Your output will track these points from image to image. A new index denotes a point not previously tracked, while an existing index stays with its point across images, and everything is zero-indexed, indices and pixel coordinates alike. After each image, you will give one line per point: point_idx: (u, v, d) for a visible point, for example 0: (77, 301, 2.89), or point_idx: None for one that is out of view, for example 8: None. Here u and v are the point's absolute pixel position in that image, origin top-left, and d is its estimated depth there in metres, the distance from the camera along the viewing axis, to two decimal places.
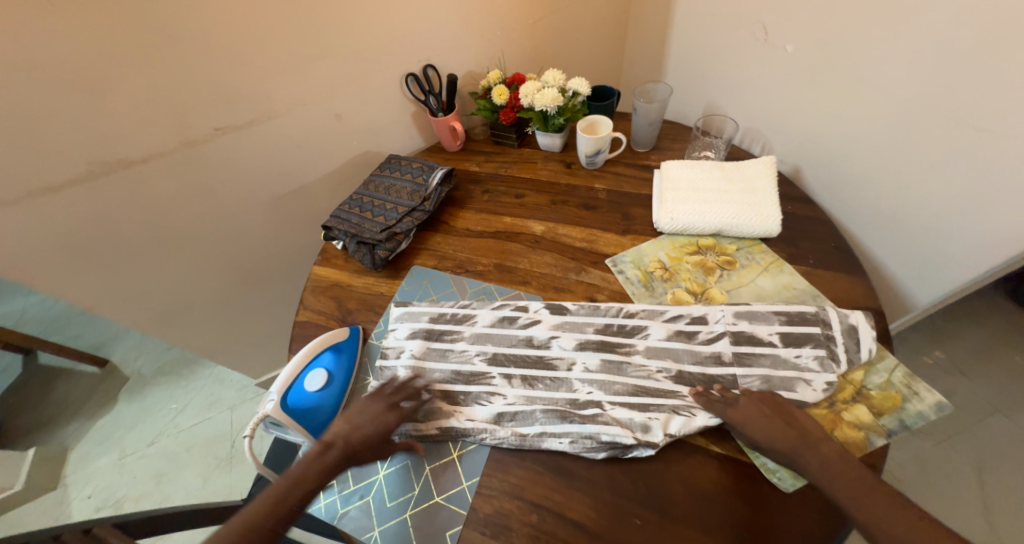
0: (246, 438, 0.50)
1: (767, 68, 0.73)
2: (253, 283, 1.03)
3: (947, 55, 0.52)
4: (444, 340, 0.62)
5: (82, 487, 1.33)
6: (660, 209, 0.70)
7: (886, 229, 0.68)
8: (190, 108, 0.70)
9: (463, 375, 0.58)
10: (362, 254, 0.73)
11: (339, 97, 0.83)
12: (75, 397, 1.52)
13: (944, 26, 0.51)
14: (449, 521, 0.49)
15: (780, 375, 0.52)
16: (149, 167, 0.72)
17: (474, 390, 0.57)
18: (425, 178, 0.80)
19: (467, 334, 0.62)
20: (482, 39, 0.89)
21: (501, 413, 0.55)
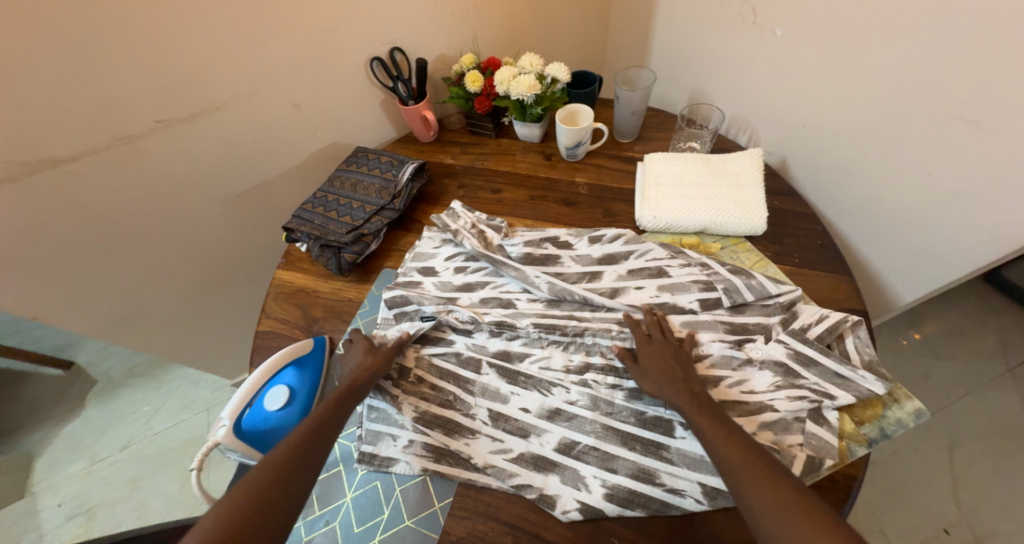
0: (194, 471, 0.46)
1: (755, 53, 0.69)
2: (216, 284, 0.97)
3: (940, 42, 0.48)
4: (438, 345, 0.59)
5: (51, 496, 1.28)
6: (643, 206, 0.67)
7: (872, 223, 0.65)
8: (122, 100, 0.63)
9: (449, 397, 0.54)
10: (327, 257, 0.68)
11: (296, 85, 0.76)
12: (39, 401, 1.46)
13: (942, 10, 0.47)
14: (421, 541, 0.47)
15: (769, 420, 0.46)
16: (82, 167, 0.65)
17: (462, 374, 0.56)
18: (395, 173, 0.75)
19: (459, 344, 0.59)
20: (453, 20, 0.83)
21: (483, 389, 0.55)
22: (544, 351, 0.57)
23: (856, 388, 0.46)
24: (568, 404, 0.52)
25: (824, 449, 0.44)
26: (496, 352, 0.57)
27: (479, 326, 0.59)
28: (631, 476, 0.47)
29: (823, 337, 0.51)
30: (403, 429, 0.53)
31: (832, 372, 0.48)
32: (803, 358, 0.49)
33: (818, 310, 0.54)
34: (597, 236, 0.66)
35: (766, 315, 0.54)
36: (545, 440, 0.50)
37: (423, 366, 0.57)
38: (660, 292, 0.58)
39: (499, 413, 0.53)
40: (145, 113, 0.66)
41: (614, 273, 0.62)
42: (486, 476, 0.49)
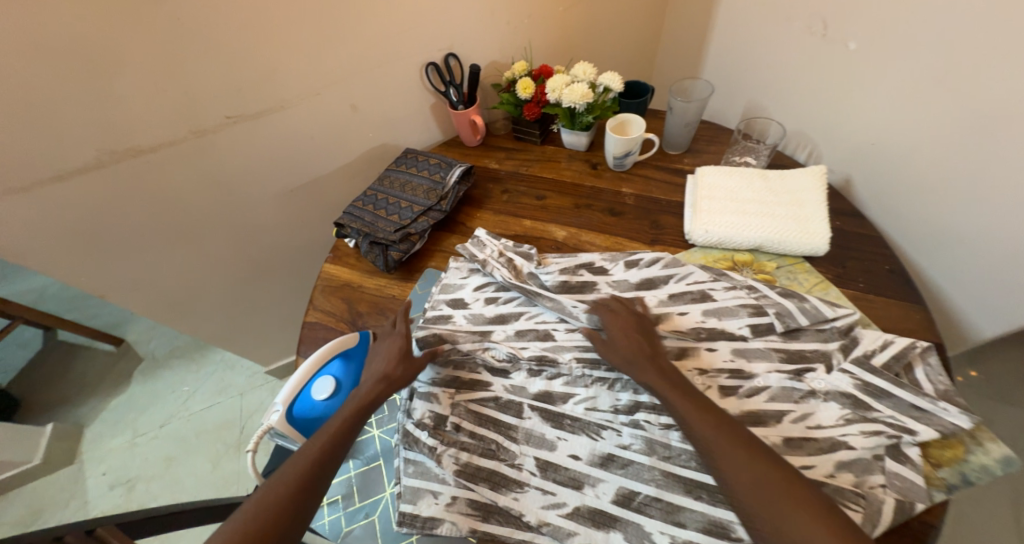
0: (250, 452, 0.48)
1: (824, 67, 0.67)
2: (265, 274, 1.01)
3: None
4: (473, 391, 0.56)
5: (98, 465, 1.35)
6: (694, 220, 0.65)
7: (948, 250, 0.62)
8: (200, 96, 0.67)
9: (490, 446, 0.52)
10: (375, 255, 0.70)
11: (356, 87, 0.79)
12: (91, 374, 1.55)
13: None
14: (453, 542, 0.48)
15: (850, 459, 0.44)
16: (158, 157, 0.70)
17: (503, 419, 0.54)
18: (443, 176, 0.76)
19: (496, 388, 0.57)
20: (509, 27, 0.84)
21: (527, 435, 0.53)
22: (588, 390, 0.55)
23: (939, 421, 0.44)
24: (621, 449, 0.50)
25: (912, 492, 0.41)
26: (537, 393, 0.55)
27: (516, 364, 0.58)
28: (702, 531, 0.43)
29: (890, 365, 0.49)
30: (444, 485, 0.50)
31: (908, 404, 0.45)
32: (874, 389, 0.47)
33: (880, 335, 0.51)
34: (633, 261, 0.64)
35: (823, 342, 0.52)
36: (601, 491, 0.48)
37: (459, 412, 0.55)
38: (707, 317, 0.56)
39: (546, 463, 0.50)
40: (219, 109, 0.70)
41: (654, 298, 0.60)
42: (540, 537, 0.46)
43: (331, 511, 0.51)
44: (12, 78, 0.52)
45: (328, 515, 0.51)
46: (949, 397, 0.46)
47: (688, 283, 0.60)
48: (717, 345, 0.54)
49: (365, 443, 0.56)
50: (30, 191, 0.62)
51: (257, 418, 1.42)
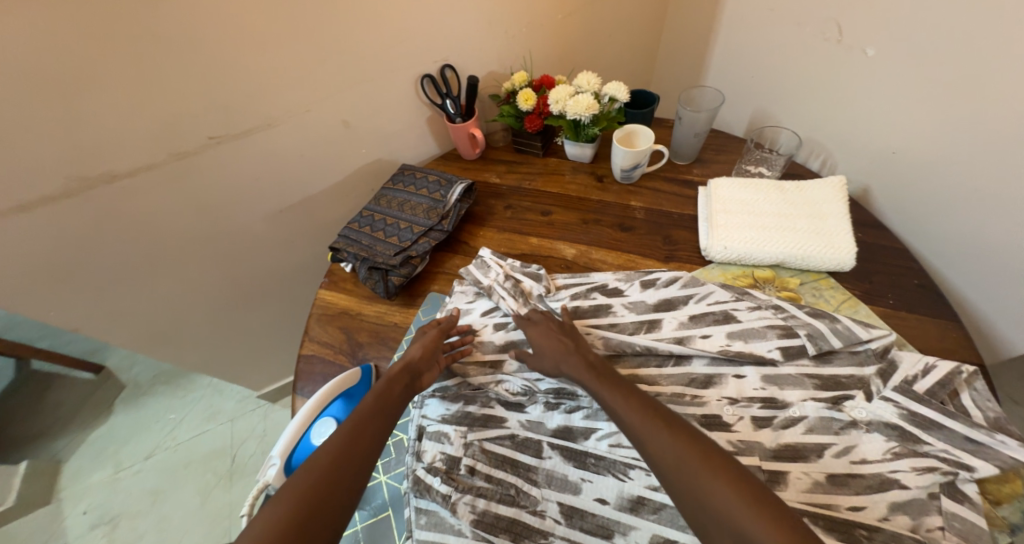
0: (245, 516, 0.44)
1: (839, 75, 0.65)
2: (254, 299, 0.96)
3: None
4: (488, 429, 0.52)
5: (77, 503, 1.27)
6: (710, 235, 0.63)
7: (974, 261, 0.61)
8: (180, 116, 0.62)
9: (509, 492, 0.48)
10: (375, 281, 0.65)
11: (349, 101, 0.75)
12: (68, 405, 1.46)
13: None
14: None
15: (902, 497, 0.41)
16: (135, 182, 0.64)
17: (522, 460, 0.50)
18: (443, 194, 0.72)
19: (513, 425, 0.53)
20: (507, 36, 0.80)
21: (547, 477, 0.49)
22: (611, 425, 0.51)
23: (996, 454, 0.41)
24: (651, 491, 0.47)
25: (973, 534, 0.38)
26: (556, 430, 0.52)
27: (533, 398, 0.54)
28: None
29: (934, 392, 0.46)
30: (460, 538, 0.45)
31: (960, 436, 0.43)
32: (923, 421, 0.44)
33: (921, 359, 0.49)
34: (650, 280, 0.61)
35: (859, 366, 0.49)
36: (633, 539, 0.44)
37: (473, 453, 0.50)
38: (732, 340, 0.53)
39: (571, 508, 0.47)
40: (201, 129, 0.65)
41: (674, 321, 0.56)
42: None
43: None
44: None
45: None
46: (1002, 427, 0.43)
47: (710, 303, 0.57)
48: (745, 371, 0.52)
49: (371, 492, 0.52)
50: None
51: (248, 446, 1.35)
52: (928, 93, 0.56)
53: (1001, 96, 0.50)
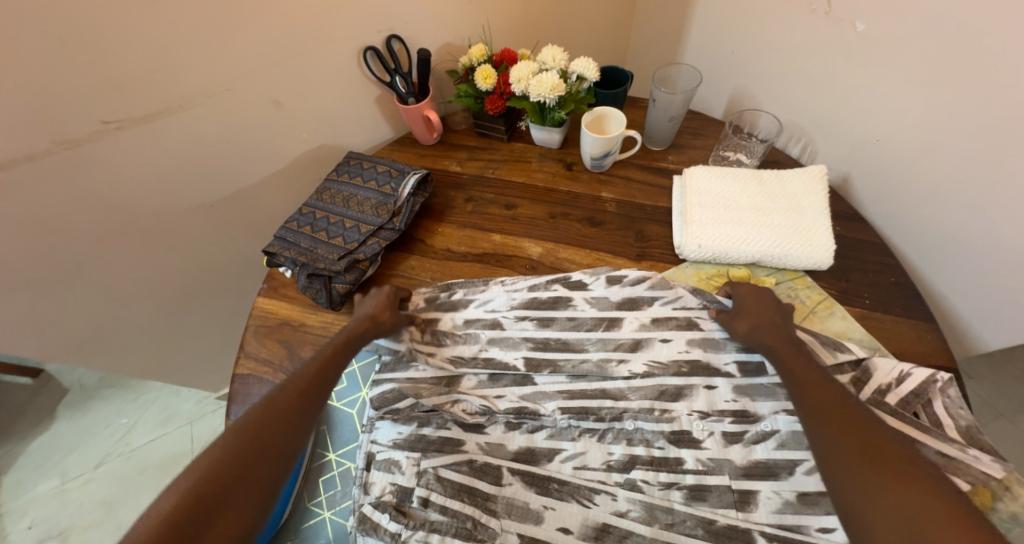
0: None
1: (822, 52, 0.59)
2: (191, 301, 0.86)
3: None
4: (443, 452, 0.46)
5: (19, 519, 1.18)
6: (685, 232, 0.58)
7: (953, 255, 0.58)
8: (60, 97, 0.52)
9: (465, 527, 0.42)
10: (316, 289, 0.58)
11: (278, 79, 0.65)
12: (4, 414, 1.35)
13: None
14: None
15: None
16: (15, 178, 0.54)
17: (481, 487, 0.45)
18: (394, 187, 0.64)
19: (472, 448, 0.47)
20: (462, 2, 0.71)
21: (508, 504, 0.44)
22: (576, 445, 0.47)
23: (969, 471, 0.39)
24: (617, 518, 0.43)
25: None
26: (517, 451, 0.47)
27: (493, 418, 0.49)
28: None
29: (908, 403, 0.43)
30: None
31: (935, 453, 0.40)
32: (900, 439, 0.41)
33: (895, 365, 0.45)
34: (616, 276, 0.55)
35: (834, 374, 0.46)
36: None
37: (428, 482, 0.44)
38: (692, 347, 0.50)
39: (532, 539, 0.42)
40: (90, 113, 0.55)
41: (636, 321, 0.52)
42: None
43: None
44: None
45: None
46: (975, 439, 0.41)
47: (677, 307, 0.52)
48: (715, 382, 0.48)
49: (314, 530, 0.46)
50: None
51: None
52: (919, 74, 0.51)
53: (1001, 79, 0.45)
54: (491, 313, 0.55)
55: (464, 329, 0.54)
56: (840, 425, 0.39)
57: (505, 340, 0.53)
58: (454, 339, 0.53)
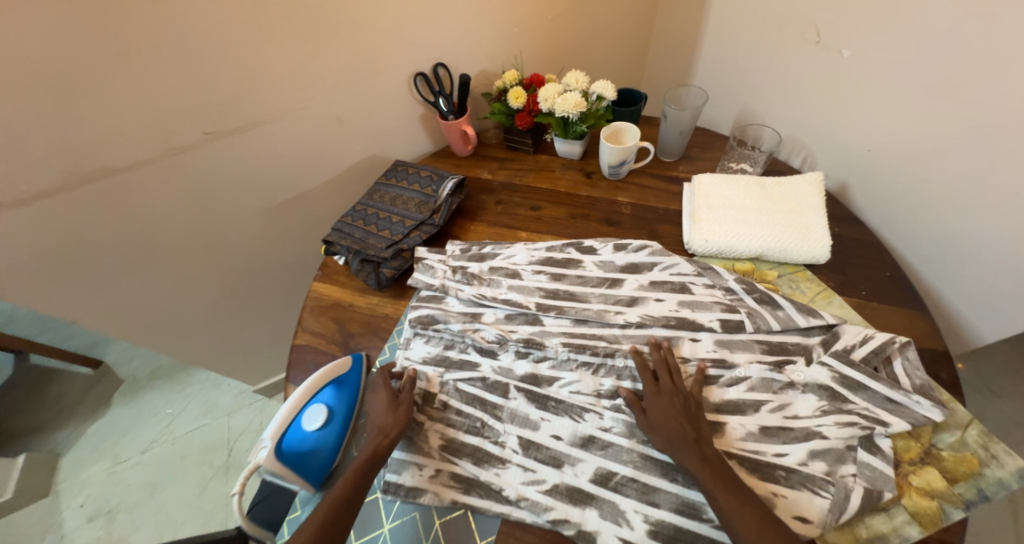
0: (235, 494, 0.45)
1: (816, 74, 0.67)
2: (248, 293, 0.97)
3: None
4: (462, 370, 0.59)
5: (73, 496, 1.29)
6: (693, 229, 0.65)
7: (947, 254, 0.62)
8: (175, 111, 0.64)
9: (476, 426, 0.54)
10: (366, 272, 0.67)
11: (341, 98, 0.76)
12: (67, 399, 1.48)
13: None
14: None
15: (822, 445, 0.46)
16: (131, 176, 0.66)
17: (491, 399, 0.56)
18: (435, 189, 0.74)
19: (485, 370, 0.59)
20: (498, 35, 0.82)
21: (512, 414, 0.55)
22: (573, 374, 0.57)
23: (911, 413, 0.46)
24: (602, 432, 0.52)
25: (880, 481, 0.43)
26: (524, 375, 0.58)
27: (505, 346, 0.60)
28: (673, 510, 0.46)
29: (868, 360, 0.50)
30: (428, 458, 0.53)
31: (882, 397, 0.47)
32: (850, 382, 0.49)
33: (861, 330, 0.52)
34: (623, 244, 0.67)
35: (805, 335, 0.54)
36: (580, 470, 0.50)
37: (448, 390, 0.57)
38: (681, 307, 0.59)
39: (529, 441, 0.53)
40: (194, 125, 0.67)
41: (635, 282, 0.63)
42: (519, 510, 0.49)
43: None
44: None
45: None
46: (926, 392, 0.47)
47: (672, 273, 0.63)
48: (699, 336, 0.56)
49: None
50: None
51: (244, 440, 1.37)
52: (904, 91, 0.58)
53: (974, 95, 0.51)
54: (512, 265, 0.68)
55: (488, 274, 0.67)
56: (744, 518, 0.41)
57: (521, 286, 0.65)
58: (478, 282, 0.66)
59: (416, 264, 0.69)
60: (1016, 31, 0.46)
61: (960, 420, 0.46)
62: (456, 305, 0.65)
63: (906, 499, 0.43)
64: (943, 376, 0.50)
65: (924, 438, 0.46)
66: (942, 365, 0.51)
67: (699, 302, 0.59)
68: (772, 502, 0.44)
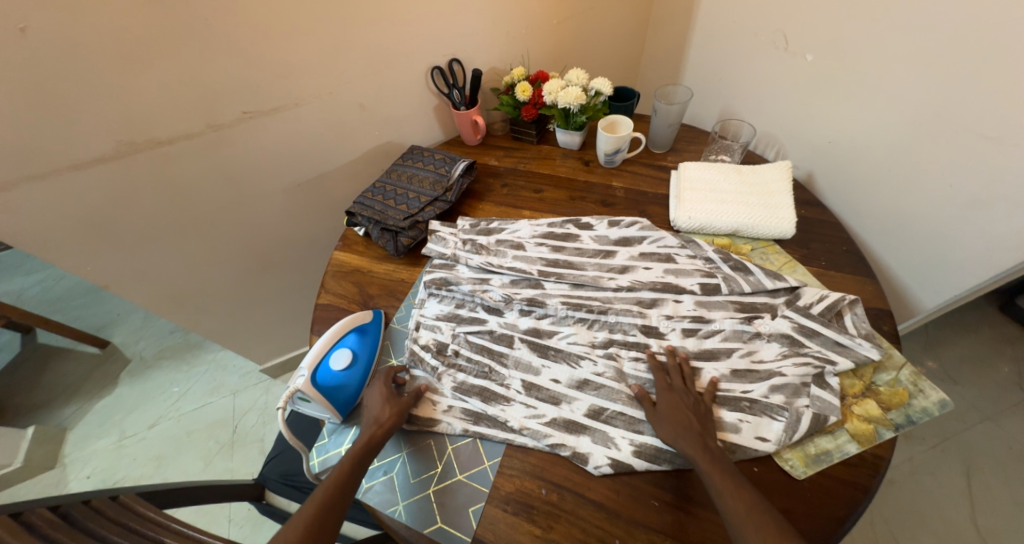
0: (280, 409, 0.55)
1: (787, 77, 0.78)
2: (267, 268, 1.04)
3: (977, 57, 0.54)
4: (472, 324, 0.65)
5: (79, 469, 1.32)
6: (678, 208, 0.73)
7: (899, 233, 0.72)
8: (220, 91, 0.72)
9: (484, 370, 0.60)
10: (386, 240, 0.75)
11: (366, 87, 0.85)
12: (73, 377, 1.51)
13: (979, 33, 0.53)
14: (456, 520, 0.50)
15: (782, 381, 0.54)
16: (174, 148, 0.73)
17: (498, 348, 0.62)
18: (448, 170, 0.82)
19: (493, 324, 0.65)
20: (508, 36, 0.92)
21: (517, 361, 0.61)
22: (571, 328, 0.63)
23: (854, 353, 0.55)
24: (596, 376, 0.58)
25: (827, 408, 0.51)
26: (527, 329, 0.64)
27: (510, 304, 0.67)
28: (655, 436, 0.52)
29: (822, 314, 0.59)
30: (443, 396, 0.59)
31: (832, 341, 0.56)
32: (807, 330, 0.57)
33: (817, 291, 0.61)
34: (616, 221, 0.75)
35: (772, 296, 0.62)
36: (575, 407, 0.56)
37: (459, 341, 0.64)
38: (666, 273, 0.67)
39: (531, 383, 0.59)
40: (235, 104, 0.74)
41: (627, 253, 0.71)
42: (522, 437, 0.55)
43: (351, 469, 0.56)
44: (38, 68, 0.56)
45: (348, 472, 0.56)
46: (869, 338, 0.56)
47: (659, 246, 0.71)
48: (682, 298, 0.64)
49: None
50: (50, 178, 0.64)
51: (249, 418, 1.42)
52: (862, 91, 0.68)
53: (916, 93, 0.61)
54: (517, 238, 0.75)
55: (495, 245, 0.74)
56: (733, 496, 0.43)
57: (525, 256, 0.72)
58: (486, 252, 0.73)
59: (430, 236, 0.76)
60: (946, 39, 0.56)
61: (896, 362, 0.55)
62: (466, 270, 0.71)
63: (849, 423, 0.51)
64: (885, 328, 0.59)
65: (866, 377, 0.55)
66: (885, 320, 0.60)
67: (681, 268, 0.67)
68: (738, 426, 0.52)
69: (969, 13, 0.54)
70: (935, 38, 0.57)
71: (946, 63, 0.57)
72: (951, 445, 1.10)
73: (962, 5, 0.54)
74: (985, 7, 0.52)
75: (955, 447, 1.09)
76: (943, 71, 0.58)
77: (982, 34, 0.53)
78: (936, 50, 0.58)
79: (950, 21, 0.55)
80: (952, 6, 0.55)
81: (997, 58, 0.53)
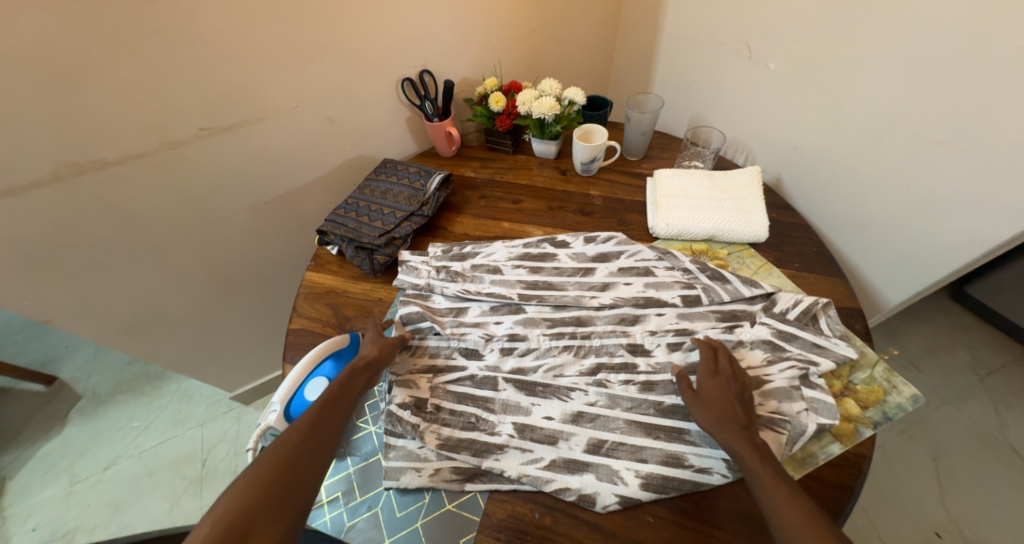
0: (250, 451, 0.51)
1: (753, 84, 0.80)
2: (233, 291, 0.98)
3: (926, 66, 0.57)
4: (451, 372, 0.60)
5: (24, 521, 1.20)
6: (656, 215, 0.74)
7: (863, 233, 0.75)
8: (174, 107, 0.67)
9: (471, 422, 0.56)
10: (361, 259, 0.72)
11: (334, 101, 0.82)
12: (15, 419, 1.38)
13: (927, 43, 0.56)
14: None
15: (771, 387, 0.54)
16: (125, 169, 0.68)
17: (482, 394, 0.58)
18: (423, 183, 0.80)
19: (474, 368, 0.61)
20: (479, 47, 0.91)
21: (504, 404, 0.57)
22: (556, 359, 0.61)
23: (832, 353, 0.56)
24: (589, 406, 0.56)
25: (822, 409, 0.52)
26: (511, 369, 0.60)
27: (490, 345, 0.63)
28: (661, 463, 0.51)
29: (799, 319, 0.60)
30: (427, 460, 0.53)
31: (810, 343, 0.57)
32: (785, 334, 0.59)
33: (793, 295, 0.63)
34: (592, 237, 0.75)
35: (750, 303, 0.63)
36: (573, 443, 0.53)
37: (439, 394, 0.58)
38: (647, 287, 0.67)
39: (523, 425, 0.55)
40: (192, 121, 0.70)
41: (606, 269, 0.70)
42: (522, 486, 0.51)
43: (332, 509, 0.52)
44: None
45: (329, 513, 0.52)
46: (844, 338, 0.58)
47: (637, 260, 0.71)
48: (664, 310, 0.64)
49: (362, 440, 0.57)
50: None
51: (218, 450, 1.33)
52: (823, 97, 0.71)
53: (872, 99, 0.65)
54: (493, 261, 0.73)
55: (471, 272, 0.71)
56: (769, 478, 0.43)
57: (504, 280, 0.70)
58: (462, 279, 0.70)
59: (400, 265, 0.73)
60: (898, 48, 0.59)
61: (870, 360, 0.57)
62: (442, 301, 0.68)
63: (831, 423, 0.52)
64: (857, 326, 0.61)
65: (843, 376, 0.56)
66: (858, 319, 0.62)
67: (661, 279, 0.67)
68: None
69: (918, 26, 0.56)
70: (888, 48, 0.60)
71: (900, 70, 0.60)
72: (918, 431, 1.15)
73: (912, 16, 0.57)
74: (931, 19, 0.55)
75: (922, 432, 1.14)
76: (898, 79, 0.61)
77: (931, 44, 0.56)
78: (889, 59, 0.61)
79: (903, 31, 0.58)
80: (902, 18, 0.58)
81: (945, 65, 0.56)
